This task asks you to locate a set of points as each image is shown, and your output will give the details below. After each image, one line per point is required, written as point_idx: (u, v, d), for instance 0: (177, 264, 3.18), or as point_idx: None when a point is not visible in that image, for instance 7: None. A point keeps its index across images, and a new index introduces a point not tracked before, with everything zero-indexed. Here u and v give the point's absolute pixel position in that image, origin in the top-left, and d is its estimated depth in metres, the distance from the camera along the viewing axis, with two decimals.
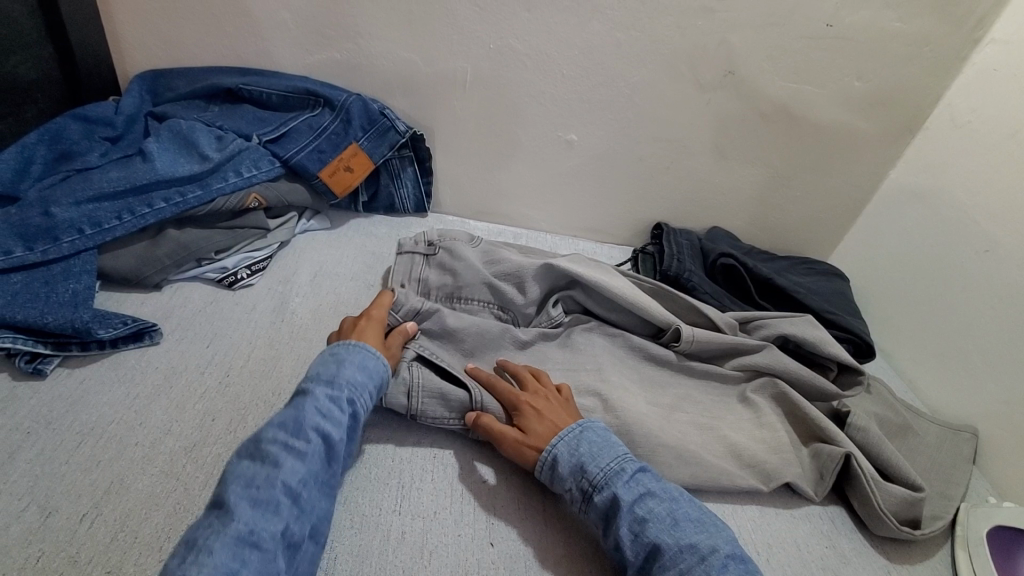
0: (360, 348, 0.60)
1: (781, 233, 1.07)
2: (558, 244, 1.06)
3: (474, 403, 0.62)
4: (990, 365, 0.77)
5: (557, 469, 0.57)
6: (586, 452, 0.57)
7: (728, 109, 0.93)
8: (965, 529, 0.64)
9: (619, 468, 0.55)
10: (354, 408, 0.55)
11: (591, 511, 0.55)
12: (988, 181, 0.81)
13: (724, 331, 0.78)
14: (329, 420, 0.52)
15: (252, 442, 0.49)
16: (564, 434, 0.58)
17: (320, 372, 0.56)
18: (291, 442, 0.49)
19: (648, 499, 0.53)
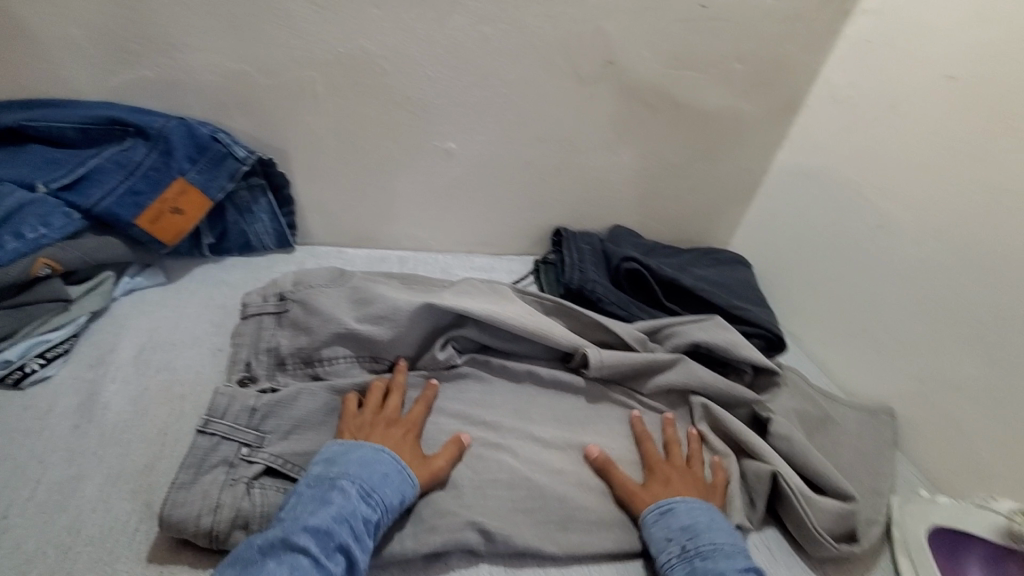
0: (405, 470, 0.53)
1: (682, 225, 1.04)
2: (451, 264, 0.96)
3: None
4: (897, 342, 0.76)
5: (673, 523, 0.54)
6: (705, 524, 0.54)
7: (614, 102, 0.87)
8: (902, 531, 0.60)
9: (733, 554, 0.52)
10: (378, 531, 0.49)
11: (678, 574, 0.51)
12: (873, 156, 0.80)
13: (633, 348, 0.72)
14: (361, 542, 0.46)
15: (279, 544, 0.44)
16: (693, 501, 0.57)
17: (359, 474, 0.50)
18: (324, 558, 0.44)
19: None
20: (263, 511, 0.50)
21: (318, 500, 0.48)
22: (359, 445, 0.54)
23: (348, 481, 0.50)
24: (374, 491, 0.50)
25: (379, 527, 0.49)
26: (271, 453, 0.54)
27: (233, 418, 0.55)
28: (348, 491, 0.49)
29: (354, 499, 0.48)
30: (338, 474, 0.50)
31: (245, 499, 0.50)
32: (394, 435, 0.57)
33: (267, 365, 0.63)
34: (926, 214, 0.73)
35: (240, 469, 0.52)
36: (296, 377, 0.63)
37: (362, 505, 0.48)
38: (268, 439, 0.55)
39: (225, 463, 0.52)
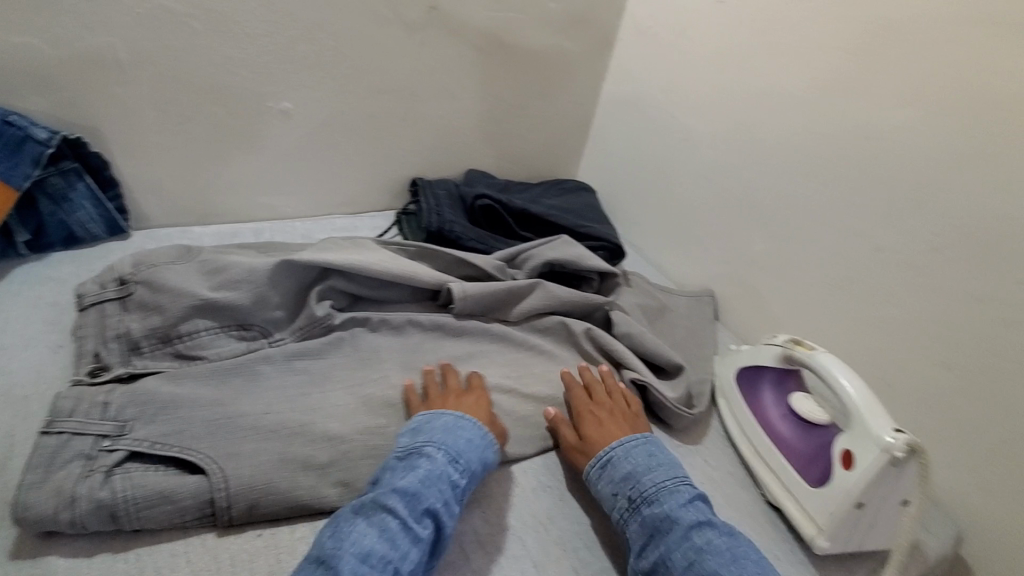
0: (487, 439, 0.57)
1: (532, 162, 1.11)
2: (311, 229, 0.93)
3: (214, 483, 0.49)
4: (709, 234, 0.91)
5: (613, 474, 0.57)
6: (643, 465, 0.57)
7: (446, 48, 0.90)
8: (720, 379, 0.75)
9: (673, 488, 0.54)
10: (460, 494, 0.52)
11: (633, 524, 0.53)
12: (673, 78, 0.93)
13: (495, 276, 0.78)
14: (447, 507, 0.50)
15: (370, 504, 0.48)
16: (624, 441, 0.59)
17: (440, 442, 0.54)
18: (413, 520, 0.47)
19: (706, 529, 0.51)
20: (125, 496, 0.46)
21: (401, 470, 0.51)
22: (442, 414, 0.58)
23: (427, 449, 0.53)
24: (456, 457, 0.53)
25: (458, 494, 0.52)
26: (134, 438, 0.50)
27: (83, 413, 0.51)
28: (428, 458, 0.52)
29: (434, 463, 0.52)
30: (421, 441, 0.54)
31: (102, 486, 0.46)
32: (466, 406, 0.60)
33: (120, 352, 0.59)
34: (717, 124, 0.87)
35: (99, 459, 0.48)
36: (158, 359, 0.60)
37: (442, 470, 0.52)
38: (134, 425, 0.51)
39: (82, 457, 0.48)
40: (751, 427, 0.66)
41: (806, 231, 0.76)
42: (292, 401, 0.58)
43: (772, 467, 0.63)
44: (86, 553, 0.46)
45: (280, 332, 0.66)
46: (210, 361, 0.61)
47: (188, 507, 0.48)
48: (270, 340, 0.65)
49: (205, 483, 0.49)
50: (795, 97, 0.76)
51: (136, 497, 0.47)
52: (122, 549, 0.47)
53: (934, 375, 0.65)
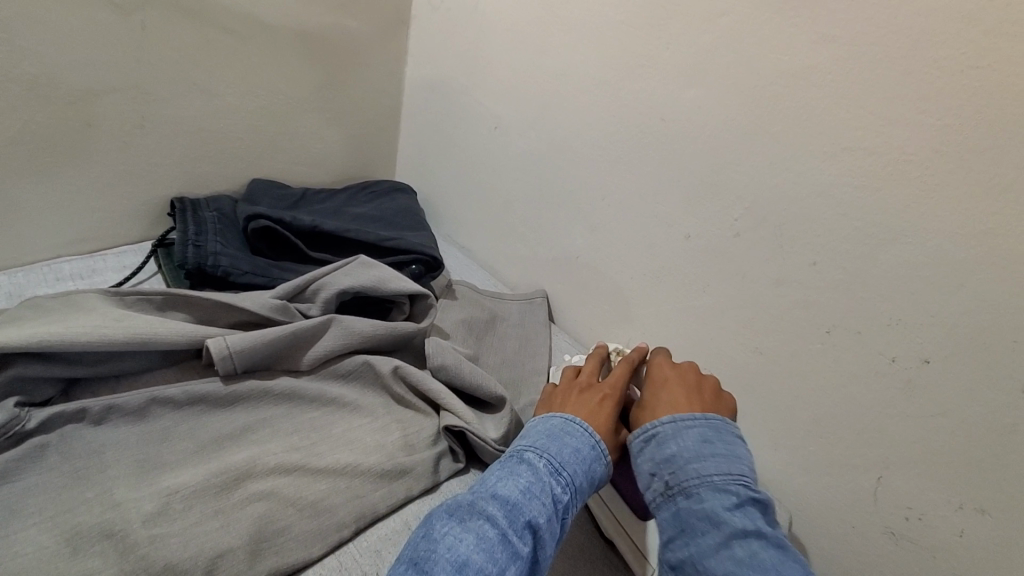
0: (598, 448, 0.48)
1: (336, 164, 0.96)
2: (23, 283, 0.69)
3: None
4: (533, 231, 0.83)
5: (654, 453, 0.47)
6: (691, 450, 0.45)
7: (183, 32, 0.71)
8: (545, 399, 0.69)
9: (723, 485, 0.42)
10: (566, 517, 0.43)
11: (665, 515, 0.43)
12: (475, 60, 0.83)
13: (274, 319, 0.63)
14: (551, 528, 0.41)
15: (466, 508, 0.40)
16: (678, 417, 0.48)
17: (545, 448, 0.46)
18: (514, 534, 0.39)
19: (752, 540, 0.39)
20: None
21: (501, 476, 0.43)
22: (550, 418, 0.51)
23: (535, 454, 0.45)
24: (561, 467, 0.45)
25: (563, 515, 0.43)
26: None
27: None
28: (535, 464, 0.44)
29: (537, 471, 0.44)
30: (526, 444, 0.47)
31: None
32: (588, 401, 0.54)
33: None
34: (524, 109, 0.78)
35: None
36: None
37: (547, 479, 0.44)
38: None
39: None
40: None
41: (622, 222, 0.71)
42: None
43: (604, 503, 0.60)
44: None
45: None
46: None
47: None
48: None
49: None
50: (594, 77, 0.69)
51: None
52: None
53: (750, 360, 0.64)
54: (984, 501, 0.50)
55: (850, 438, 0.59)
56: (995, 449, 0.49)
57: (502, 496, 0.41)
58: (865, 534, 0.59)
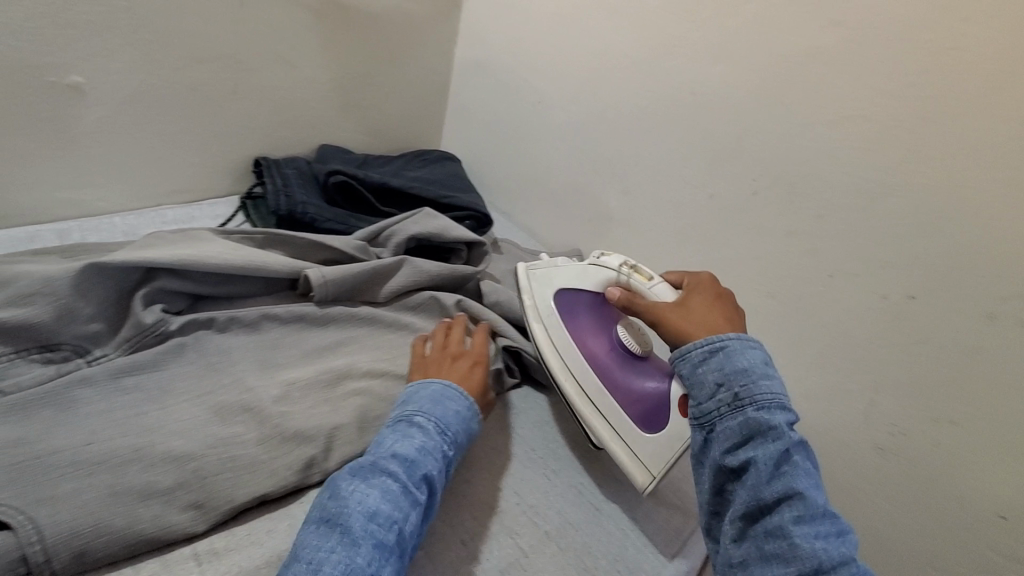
0: (473, 407, 0.58)
1: (390, 134, 1.06)
2: (134, 224, 0.80)
3: (24, 538, 0.41)
4: (569, 196, 0.94)
5: (723, 364, 0.51)
6: (760, 370, 0.50)
7: (273, 10, 0.81)
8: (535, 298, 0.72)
9: (786, 406, 0.49)
10: (451, 467, 0.53)
11: (731, 420, 0.49)
12: (521, 42, 0.93)
13: (356, 256, 0.73)
14: (438, 476, 0.51)
15: (369, 468, 0.48)
16: (743, 337, 0.53)
17: (432, 412, 0.55)
18: (411, 485, 0.48)
19: (802, 452, 0.47)
20: None
21: (400, 438, 0.51)
22: (427, 385, 0.59)
23: (426, 418, 0.54)
24: (444, 428, 0.54)
25: (450, 466, 0.53)
26: None
27: None
28: (422, 427, 0.53)
29: (425, 432, 0.53)
30: (415, 410, 0.55)
31: None
32: (461, 369, 0.62)
33: None
34: (567, 85, 0.88)
35: None
36: None
37: (433, 439, 0.53)
38: None
39: None
40: (574, 356, 0.68)
41: (653, 185, 0.81)
42: (121, 425, 0.50)
43: (598, 406, 0.65)
44: None
45: (100, 347, 0.57)
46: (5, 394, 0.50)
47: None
48: (86, 359, 0.55)
49: (12, 539, 0.40)
50: (631, 56, 0.79)
51: None
52: None
53: (761, 302, 0.75)
54: (954, 413, 0.61)
55: (846, 367, 0.69)
56: (966, 369, 0.59)
57: (402, 454, 0.49)
58: (856, 449, 0.70)
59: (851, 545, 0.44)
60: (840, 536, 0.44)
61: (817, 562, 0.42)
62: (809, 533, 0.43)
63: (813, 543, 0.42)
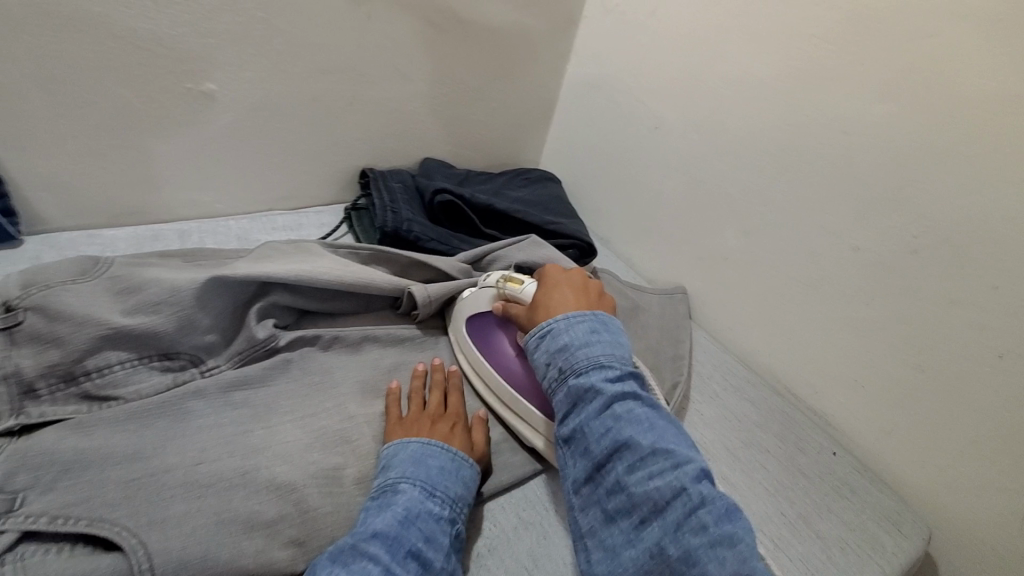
0: (458, 457, 0.52)
1: (492, 150, 1.04)
2: (247, 228, 0.82)
3: (136, 563, 0.39)
4: (680, 230, 0.88)
5: (549, 346, 0.55)
6: (580, 339, 0.54)
7: (396, 23, 0.80)
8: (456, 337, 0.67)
9: (608, 362, 0.52)
10: (453, 530, 0.47)
11: (562, 395, 0.52)
12: (643, 63, 0.88)
13: (459, 281, 0.71)
14: (432, 544, 0.44)
15: (350, 551, 0.42)
16: (570, 316, 0.56)
17: (418, 475, 0.49)
18: (396, 565, 0.42)
19: (628, 401, 0.50)
20: None
21: (378, 510, 0.45)
22: (407, 443, 0.52)
23: (405, 482, 0.48)
24: (434, 489, 0.48)
25: (451, 532, 0.47)
26: (28, 514, 0.40)
27: None
28: (399, 493, 0.47)
29: (404, 497, 0.47)
30: (395, 476, 0.49)
31: None
32: (441, 430, 0.55)
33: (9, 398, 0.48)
34: (690, 112, 0.82)
35: None
36: (61, 402, 0.49)
37: (416, 503, 0.46)
38: (28, 496, 0.41)
39: None
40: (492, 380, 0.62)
41: (783, 229, 0.74)
42: (230, 445, 0.49)
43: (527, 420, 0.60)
44: None
45: (214, 357, 0.57)
46: (127, 401, 0.51)
47: None
48: (201, 369, 0.56)
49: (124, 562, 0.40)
50: (771, 87, 0.73)
51: None
52: None
53: (905, 375, 0.65)
54: None
55: (1013, 465, 0.59)
56: None
57: (378, 529, 0.43)
58: (1012, 560, 0.60)
59: (694, 475, 0.45)
60: (676, 467, 0.46)
61: (653, 504, 0.44)
62: (643, 477, 0.45)
63: (647, 486, 0.45)
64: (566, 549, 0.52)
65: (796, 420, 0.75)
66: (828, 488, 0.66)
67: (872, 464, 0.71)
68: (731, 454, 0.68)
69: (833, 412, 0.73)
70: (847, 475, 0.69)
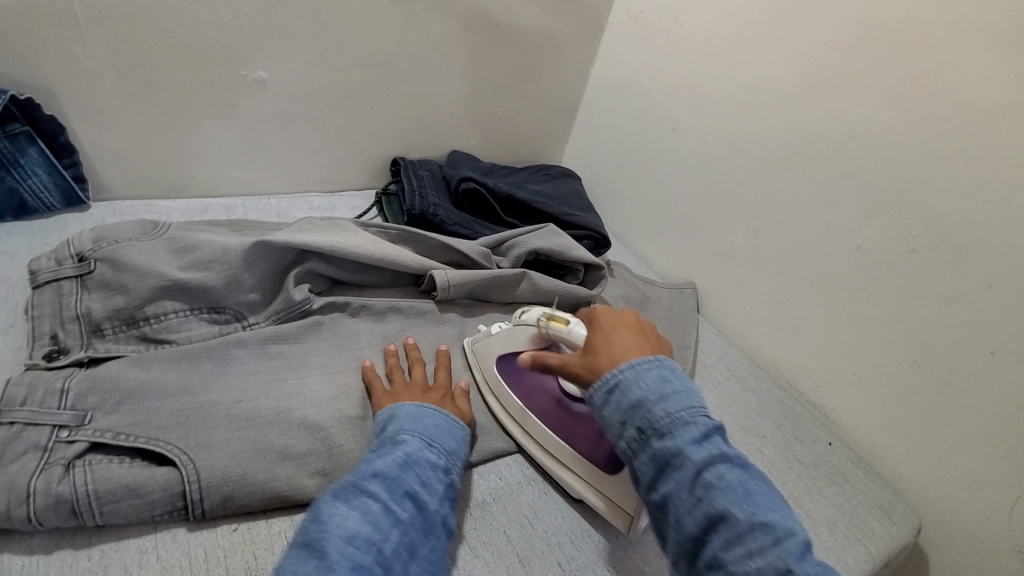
0: (450, 418, 0.55)
1: (517, 146, 1.09)
2: (285, 207, 0.89)
3: (186, 476, 0.46)
4: (692, 227, 0.92)
5: (621, 401, 0.48)
6: (654, 392, 0.48)
7: (434, 22, 0.86)
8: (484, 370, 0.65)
9: (691, 420, 0.46)
10: (449, 478, 0.50)
11: (642, 458, 0.46)
12: (664, 67, 0.92)
13: (479, 262, 0.76)
14: (427, 488, 0.47)
15: (351, 489, 0.44)
16: (635, 364, 0.50)
17: (415, 429, 0.52)
18: (394, 503, 0.45)
19: (720, 465, 0.44)
20: (88, 491, 0.43)
21: (379, 456, 0.48)
22: (399, 405, 0.55)
23: (404, 434, 0.51)
24: (429, 442, 0.51)
25: (446, 479, 0.50)
26: (97, 428, 0.46)
27: (38, 402, 0.46)
28: (400, 443, 0.50)
29: (404, 446, 0.49)
30: (395, 429, 0.52)
31: (63, 479, 0.42)
32: (429, 395, 0.58)
33: (80, 335, 0.55)
34: (706, 114, 0.87)
35: (58, 451, 0.44)
36: (123, 342, 0.56)
37: (414, 454, 0.49)
38: (97, 414, 0.47)
39: (37, 449, 0.44)
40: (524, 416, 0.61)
41: (789, 227, 0.77)
42: (266, 389, 0.55)
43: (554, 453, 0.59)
44: (46, 549, 0.42)
45: (254, 315, 0.63)
46: (179, 345, 0.57)
47: (162, 500, 0.45)
48: (243, 324, 0.62)
49: (176, 475, 0.46)
50: (783, 92, 0.76)
51: (102, 492, 0.43)
52: (83, 545, 0.43)
53: (902, 370, 0.68)
54: None
55: (1002, 458, 0.61)
56: None
57: (378, 471, 0.46)
58: (998, 552, 0.62)
59: (797, 551, 0.40)
60: (778, 543, 0.40)
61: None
62: (743, 557, 0.40)
63: (748, 567, 0.39)
64: (565, 507, 0.56)
65: (795, 411, 0.77)
66: (821, 475, 0.69)
67: (866, 457, 0.73)
68: (728, 438, 0.72)
69: (831, 406, 0.76)
70: (841, 465, 0.71)
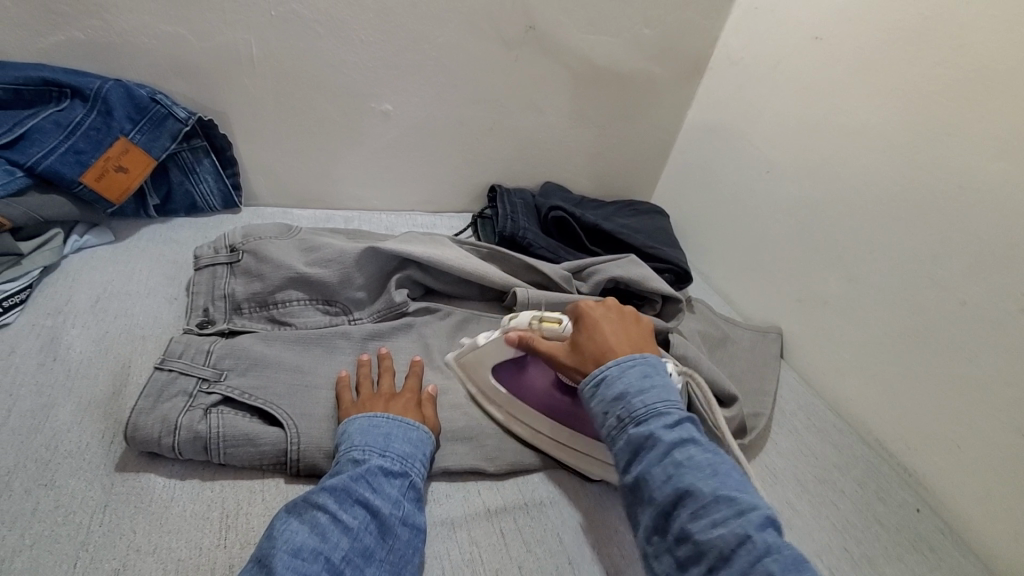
0: (404, 424, 0.55)
1: (608, 181, 1.14)
2: (394, 223, 1.01)
3: (290, 436, 0.54)
4: (781, 270, 0.90)
5: (602, 392, 0.52)
6: (635, 385, 0.52)
7: (539, 65, 0.94)
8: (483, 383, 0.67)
9: (664, 409, 0.49)
10: (405, 483, 0.51)
11: (619, 444, 0.50)
12: (762, 110, 0.93)
13: (559, 285, 0.80)
14: (378, 493, 0.48)
15: (302, 503, 0.45)
16: (621, 361, 0.54)
17: (367, 442, 0.52)
18: (343, 512, 0.45)
19: (690, 447, 0.47)
20: (218, 433, 0.52)
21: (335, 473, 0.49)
22: (356, 418, 0.55)
23: (355, 447, 0.52)
24: (382, 450, 0.52)
25: (403, 484, 0.51)
26: (228, 385, 0.56)
27: (189, 357, 0.57)
28: (350, 456, 0.51)
29: (356, 457, 0.51)
30: (348, 448, 0.52)
31: (201, 420, 0.52)
32: (395, 404, 0.58)
33: (224, 311, 0.66)
34: (803, 157, 0.86)
35: (199, 398, 0.54)
36: (254, 320, 0.67)
37: (364, 466, 0.50)
38: (227, 375, 0.57)
39: (185, 394, 0.54)
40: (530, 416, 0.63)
41: (884, 276, 0.74)
42: None
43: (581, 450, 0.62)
44: (182, 476, 0.51)
45: (359, 311, 0.72)
46: (297, 328, 0.67)
47: (270, 454, 0.53)
48: (350, 318, 0.71)
49: (283, 435, 0.54)
50: (885, 138, 0.75)
51: (228, 437, 0.52)
52: (208, 479, 0.52)
53: (1000, 440, 0.62)
54: None
55: None
56: None
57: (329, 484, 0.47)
58: None
59: (759, 523, 0.41)
60: (740, 517, 0.42)
61: (719, 553, 0.40)
62: (707, 526, 0.42)
63: (710, 534, 0.41)
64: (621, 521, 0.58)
65: (879, 471, 0.73)
66: (903, 539, 0.65)
67: (960, 530, 0.67)
68: (802, 486, 0.69)
69: (923, 470, 0.71)
70: (926, 533, 0.66)
